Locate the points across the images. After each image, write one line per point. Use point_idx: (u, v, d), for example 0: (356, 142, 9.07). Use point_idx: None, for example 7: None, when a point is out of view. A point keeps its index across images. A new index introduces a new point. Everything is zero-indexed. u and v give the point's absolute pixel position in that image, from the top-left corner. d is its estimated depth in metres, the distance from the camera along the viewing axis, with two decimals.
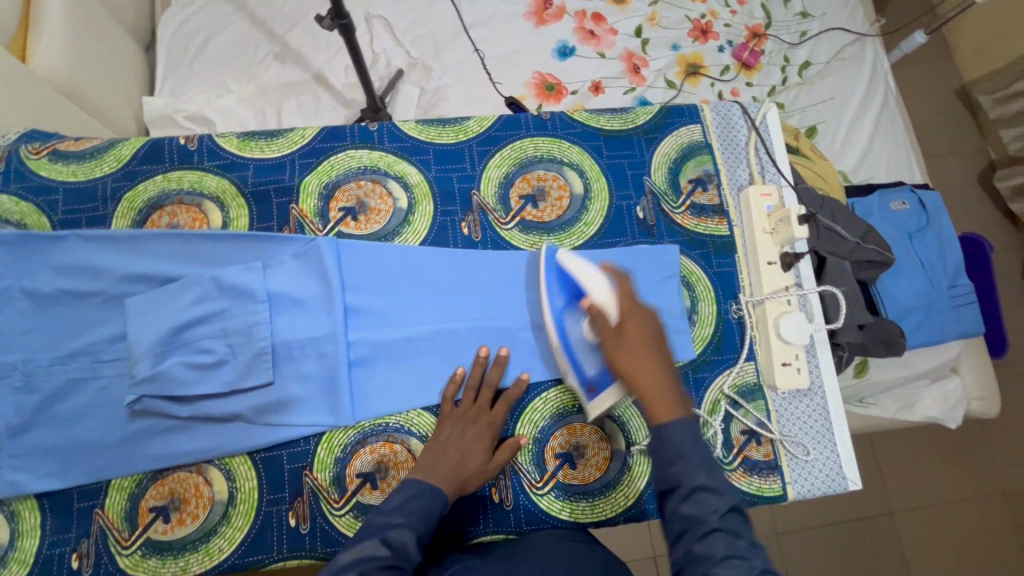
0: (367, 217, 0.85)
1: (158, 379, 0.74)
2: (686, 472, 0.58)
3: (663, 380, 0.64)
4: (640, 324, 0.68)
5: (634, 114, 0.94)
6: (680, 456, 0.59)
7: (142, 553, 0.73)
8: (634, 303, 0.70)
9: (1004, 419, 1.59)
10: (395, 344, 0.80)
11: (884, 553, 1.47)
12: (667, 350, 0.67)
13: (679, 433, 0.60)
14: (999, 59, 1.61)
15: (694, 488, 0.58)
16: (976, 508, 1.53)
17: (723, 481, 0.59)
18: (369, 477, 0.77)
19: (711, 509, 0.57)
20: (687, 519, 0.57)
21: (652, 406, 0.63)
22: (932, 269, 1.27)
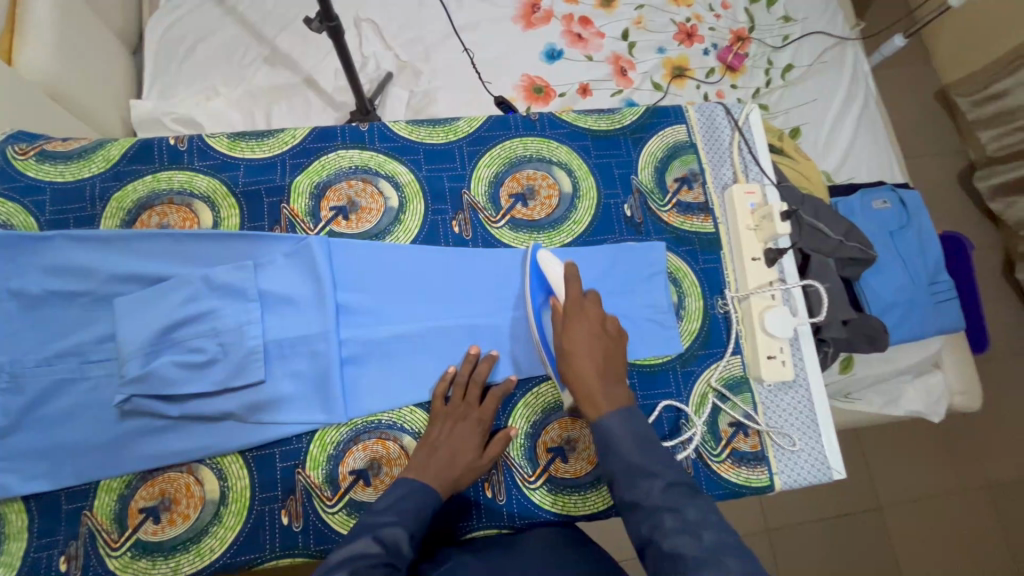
0: (358, 216, 0.85)
1: (148, 378, 0.73)
2: (619, 462, 0.65)
3: (603, 384, 0.68)
4: (580, 323, 0.70)
5: (621, 114, 0.95)
6: (611, 447, 0.65)
7: (132, 554, 0.72)
8: (578, 300, 0.72)
9: (987, 413, 1.62)
10: (387, 342, 0.81)
11: (872, 548, 1.49)
12: (609, 344, 0.70)
13: (611, 427, 0.66)
14: (976, 62, 1.65)
15: (627, 477, 0.64)
16: (961, 501, 1.55)
17: (655, 462, 0.64)
18: (362, 474, 0.77)
19: (645, 493, 0.62)
20: (626, 503, 0.63)
21: (590, 404, 0.68)
22: (914, 266, 1.30)
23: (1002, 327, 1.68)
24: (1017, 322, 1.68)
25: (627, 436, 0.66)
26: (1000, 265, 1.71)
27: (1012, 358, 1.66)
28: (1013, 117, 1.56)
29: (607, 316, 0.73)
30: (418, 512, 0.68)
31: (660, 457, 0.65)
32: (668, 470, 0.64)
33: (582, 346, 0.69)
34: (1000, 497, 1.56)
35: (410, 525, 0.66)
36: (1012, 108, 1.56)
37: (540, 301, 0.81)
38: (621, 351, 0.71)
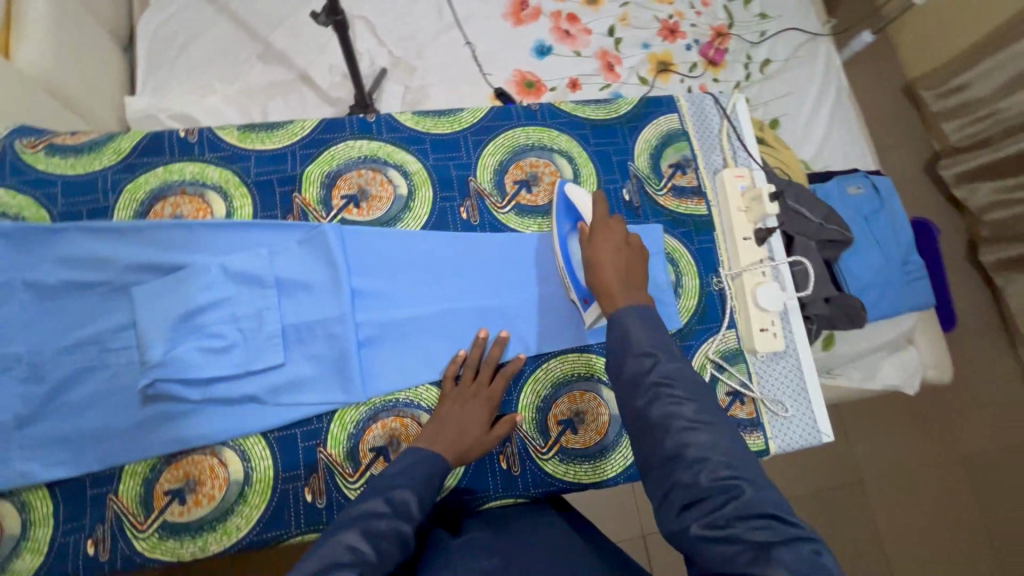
0: (369, 204, 0.88)
1: (170, 363, 0.75)
2: (626, 344, 0.67)
3: (624, 284, 0.73)
4: (605, 235, 0.78)
5: (617, 104, 1.00)
6: (625, 329, 0.68)
7: (159, 536, 0.74)
8: (604, 220, 0.80)
9: (957, 389, 1.72)
10: (401, 324, 0.84)
11: (855, 520, 1.57)
12: (630, 256, 0.77)
13: (627, 314, 0.69)
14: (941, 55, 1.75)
15: (632, 356, 0.66)
16: (933, 473, 1.66)
17: (660, 348, 0.66)
18: (382, 451, 0.80)
19: (647, 369, 0.64)
20: (629, 380, 0.65)
21: (612, 300, 0.73)
22: (888, 247, 1.38)
23: (969, 306, 1.77)
24: (981, 301, 1.79)
25: (642, 320, 0.69)
26: (965, 247, 1.81)
27: (978, 334, 1.76)
28: (974, 109, 1.68)
29: (631, 236, 0.80)
30: (431, 480, 0.70)
31: (669, 345, 0.67)
32: (673, 354, 0.66)
33: (607, 253, 0.76)
34: (969, 464, 1.67)
35: (419, 490, 0.69)
36: (976, 98, 1.66)
37: (567, 231, 0.86)
38: (642, 266, 0.77)
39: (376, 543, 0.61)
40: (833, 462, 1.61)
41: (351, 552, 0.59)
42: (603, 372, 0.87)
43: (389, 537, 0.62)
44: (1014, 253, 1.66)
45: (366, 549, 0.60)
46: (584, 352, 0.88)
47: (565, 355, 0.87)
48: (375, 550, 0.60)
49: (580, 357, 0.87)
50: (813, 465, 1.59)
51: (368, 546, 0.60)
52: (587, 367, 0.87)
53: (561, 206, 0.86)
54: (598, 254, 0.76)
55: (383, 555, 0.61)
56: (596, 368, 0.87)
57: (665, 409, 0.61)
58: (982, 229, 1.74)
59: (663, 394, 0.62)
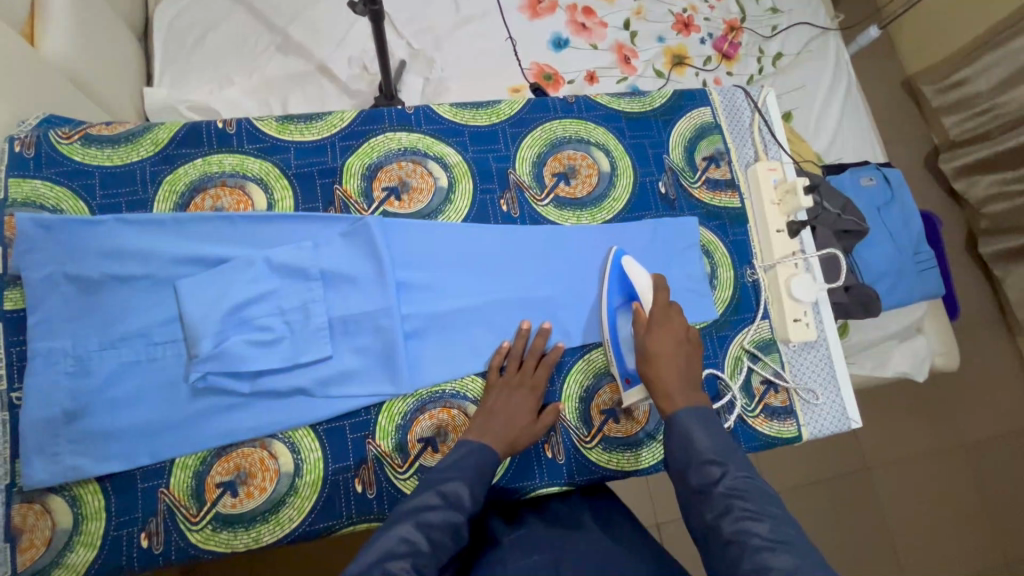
0: (410, 196, 0.88)
1: (221, 356, 0.75)
2: (689, 453, 0.68)
3: (683, 386, 0.74)
4: (665, 328, 0.78)
5: (651, 97, 1.00)
6: (687, 438, 0.69)
7: (212, 528, 0.74)
8: (665, 308, 0.80)
9: (955, 377, 1.77)
10: (446, 315, 0.84)
11: (860, 507, 1.61)
12: (690, 353, 0.77)
13: (687, 420, 0.70)
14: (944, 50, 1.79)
15: (697, 465, 0.67)
16: (936, 461, 1.69)
17: (726, 454, 0.67)
18: (430, 441, 0.81)
19: (715, 479, 0.65)
20: (695, 489, 0.66)
21: (669, 399, 0.73)
22: (900, 239, 1.41)
23: (968, 296, 1.83)
24: (980, 291, 1.84)
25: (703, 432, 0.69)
26: (964, 239, 1.86)
27: (978, 323, 1.82)
28: (976, 103, 1.70)
29: (690, 328, 0.80)
30: (484, 467, 0.71)
31: (732, 453, 0.67)
32: (740, 463, 0.65)
33: (668, 350, 0.76)
34: (973, 449, 1.72)
35: (472, 480, 0.69)
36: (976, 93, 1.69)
37: (618, 303, 0.87)
38: (699, 362, 0.78)
39: (429, 533, 0.62)
40: (844, 449, 1.65)
41: (407, 543, 0.60)
42: None
43: (443, 528, 0.63)
44: (1013, 245, 1.71)
45: (421, 541, 0.61)
46: None
47: (607, 345, 0.88)
48: (429, 540, 0.61)
49: None
50: (823, 453, 1.63)
51: (422, 536, 0.62)
52: None
53: (615, 278, 0.87)
54: (659, 350, 0.76)
55: (437, 544, 0.62)
56: None
57: (737, 523, 0.60)
58: (981, 221, 1.79)
59: (736, 509, 0.61)
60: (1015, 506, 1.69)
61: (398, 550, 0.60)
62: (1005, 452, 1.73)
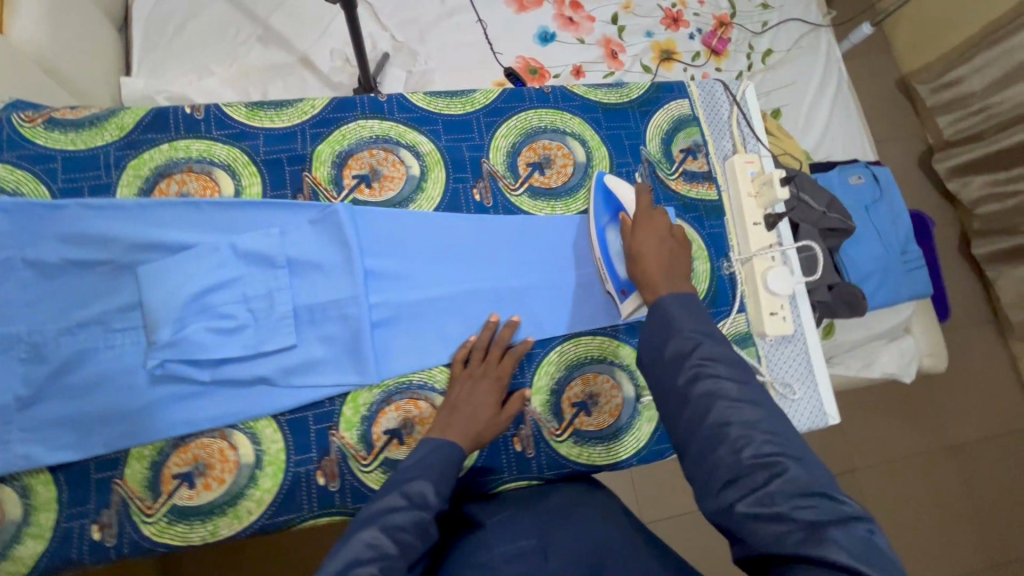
0: (381, 184, 0.86)
1: (180, 343, 0.74)
2: (668, 327, 0.69)
3: (668, 276, 0.75)
4: (649, 227, 0.80)
5: (629, 88, 0.99)
6: (666, 314, 0.69)
7: (168, 520, 0.72)
8: (648, 212, 0.82)
9: (945, 378, 1.75)
10: (415, 305, 0.83)
11: (849, 508, 1.59)
12: (674, 247, 0.78)
13: (667, 302, 0.71)
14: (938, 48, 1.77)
15: (675, 338, 0.67)
16: (924, 462, 1.68)
17: (702, 329, 0.68)
18: (396, 433, 0.79)
19: (689, 350, 0.66)
20: (671, 359, 0.66)
21: (652, 291, 0.74)
22: (886, 236, 1.40)
23: (958, 296, 1.82)
24: (973, 293, 1.83)
25: (687, 309, 0.70)
26: (957, 240, 1.85)
27: (970, 325, 1.80)
28: (969, 102, 1.69)
29: (675, 227, 0.82)
30: (447, 469, 0.68)
31: (711, 329, 0.68)
32: (716, 336, 0.67)
33: (652, 246, 0.78)
34: (963, 451, 1.70)
35: (437, 482, 0.67)
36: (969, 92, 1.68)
37: (606, 222, 0.87)
38: (683, 256, 0.79)
39: (395, 535, 0.60)
40: (832, 450, 1.63)
41: (373, 549, 0.59)
42: (617, 355, 0.87)
43: (410, 529, 0.61)
44: (1005, 245, 1.69)
45: (388, 545, 0.59)
46: (597, 334, 0.87)
47: (579, 337, 0.86)
48: (396, 544, 0.60)
49: (594, 340, 0.87)
50: (811, 452, 1.62)
51: (388, 539, 0.60)
52: (600, 350, 0.87)
53: (601, 197, 0.88)
54: (643, 246, 0.78)
55: (403, 546, 0.60)
56: (609, 350, 0.87)
57: (708, 388, 0.62)
58: (974, 222, 1.76)
59: (705, 375, 0.63)
60: (1004, 510, 1.67)
61: (363, 556, 0.58)
62: (997, 455, 1.71)
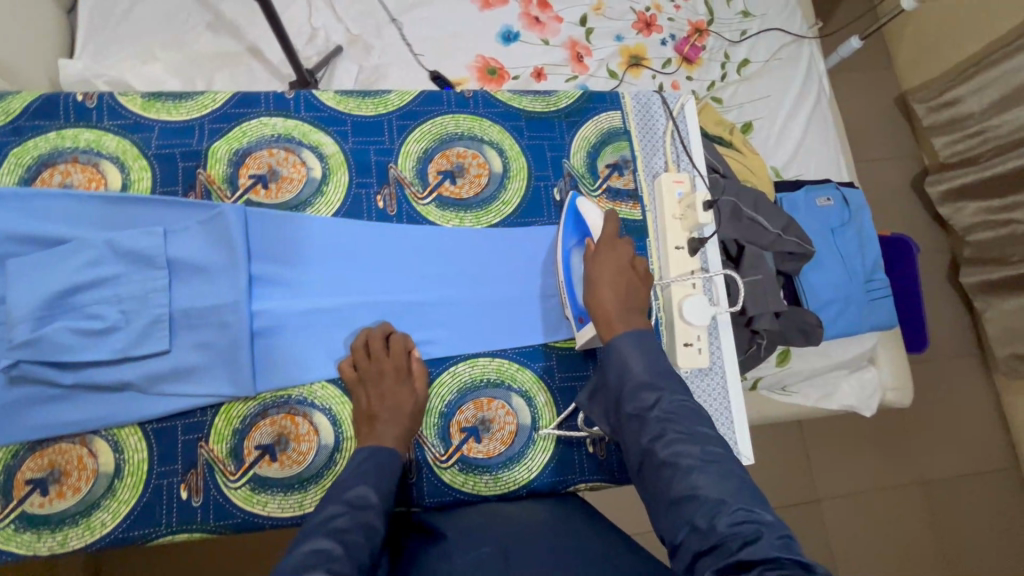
0: (278, 185, 0.82)
1: (38, 344, 0.70)
2: (626, 378, 0.69)
3: (623, 312, 0.74)
4: (610, 256, 0.78)
5: (557, 97, 0.94)
6: (623, 365, 0.70)
7: (15, 527, 0.70)
8: (613, 237, 0.80)
9: (925, 407, 1.60)
10: (299, 315, 0.79)
11: (808, 541, 1.45)
12: (633, 278, 0.77)
13: (623, 346, 0.71)
14: (936, 68, 1.64)
15: (633, 390, 0.68)
16: (896, 496, 1.53)
17: (658, 377, 0.69)
18: (268, 449, 0.75)
19: (650, 404, 0.66)
20: (631, 415, 0.67)
21: (607, 326, 0.74)
22: (852, 262, 1.23)
23: (941, 325, 1.66)
24: (960, 323, 1.68)
25: (646, 353, 0.71)
26: (946, 268, 1.70)
27: (952, 354, 1.65)
28: (966, 124, 1.54)
29: (638, 259, 0.79)
30: (386, 471, 0.69)
31: (666, 376, 0.69)
32: (672, 386, 0.68)
33: (608, 277, 0.76)
34: (939, 487, 1.56)
35: (375, 481, 0.67)
36: (969, 113, 1.53)
37: (572, 244, 0.85)
38: (643, 287, 0.78)
39: (341, 537, 0.59)
40: (795, 478, 1.49)
41: (318, 554, 0.57)
42: (516, 379, 0.82)
43: (356, 529, 0.61)
44: (996, 277, 1.53)
45: (334, 548, 0.58)
46: (497, 356, 0.83)
47: (476, 358, 0.82)
48: (343, 544, 0.59)
49: (492, 361, 0.82)
50: (772, 477, 1.48)
51: (335, 541, 0.59)
52: (498, 373, 0.82)
53: (569, 219, 0.85)
54: (601, 276, 0.76)
55: (351, 546, 0.59)
56: (508, 373, 0.83)
57: (670, 447, 0.62)
58: (964, 248, 1.61)
59: (670, 433, 0.63)
60: (979, 553, 1.52)
61: (309, 562, 0.56)
62: (973, 492, 1.57)
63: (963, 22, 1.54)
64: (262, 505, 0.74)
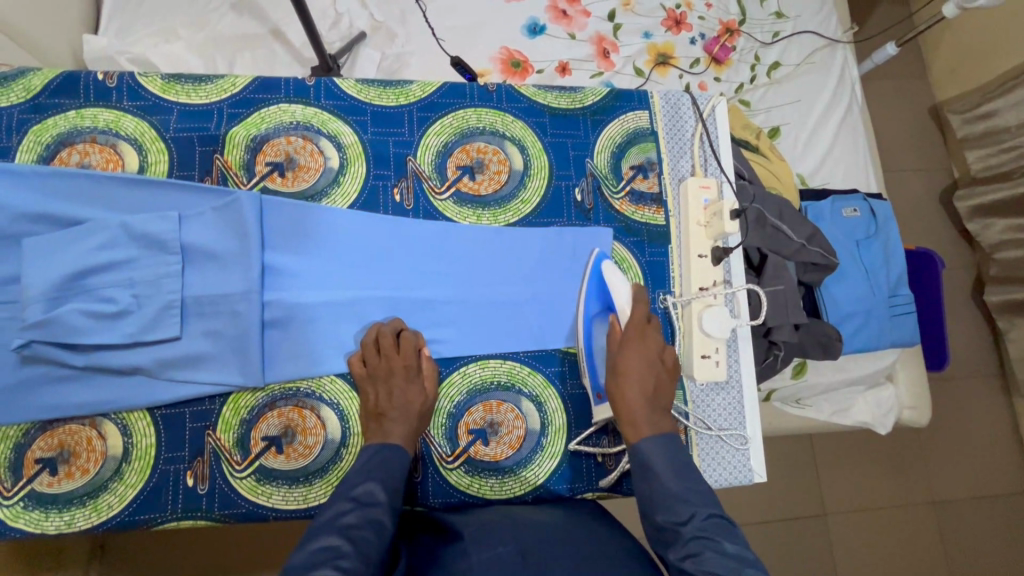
0: (295, 174, 0.81)
1: (50, 324, 0.70)
2: (659, 489, 0.67)
3: (650, 413, 0.72)
4: (640, 349, 0.75)
5: (583, 93, 0.92)
6: (649, 472, 0.69)
7: (24, 505, 0.70)
8: (642, 326, 0.77)
9: (941, 426, 1.56)
10: (309, 306, 0.77)
11: (813, 555, 1.42)
12: (661, 374, 0.75)
13: (651, 455, 0.69)
14: (974, 79, 1.58)
15: (667, 502, 0.66)
16: (905, 515, 1.50)
17: (689, 490, 0.66)
18: (275, 441, 0.75)
19: (684, 519, 0.64)
20: (662, 528, 0.65)
21: (630, 426, 0.72)
22: (877, 277, 1.18)
23: (960, 346, 1.61)
24: (981, 345, 1.62)
25: (674, 465, 0.69)
26: (971, 285, 1.64)
27: (972, 375, 1.60)
28: (1001, 138, 1.48)
29: (666, 348, 0.78)
30: (395, 470, 0.68)
31: (697, 486, 0.67)
32: (706, 500, 0.66)
33: (636, 371, 0.74)
34: (950, 507, 1.52)
35: (384, 478, 0.66)
36: (1004, 127, 1.47)
37: (594, 312, 0.83)
38: (668, 384, 0.76)
39: (350, 535, 0.59)
40: (803, 490, 1.46)
41: (327, 551, 0.57)
42: (527, 384, 0.81)
43: (366, 526, 0.61)
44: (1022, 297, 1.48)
45: (343, 545, 0.58)
46: (508, 359, 0.81)
47: (487, 360, 0.81)
48: (351, 543, 0.58)
49: (503, 364, 0.81)
50: (780, 487, 1.45)
51: (344, 539, 0.59)
52: (509, 376, 0.81)
53: (594, 286, 0.82)
54: (631, 368, 0.74)
55: (358, 543, 0.59)
56: (519, 377, 0.81)
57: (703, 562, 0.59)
58: (991, 267, 1.56)
59: (706, 552, 0.60)
60: None
61: (320, 557, 0.56)
62: (985, 516, 1.53)
63: (1006, 33, 1.47)
64: (266, 496, 0.74)
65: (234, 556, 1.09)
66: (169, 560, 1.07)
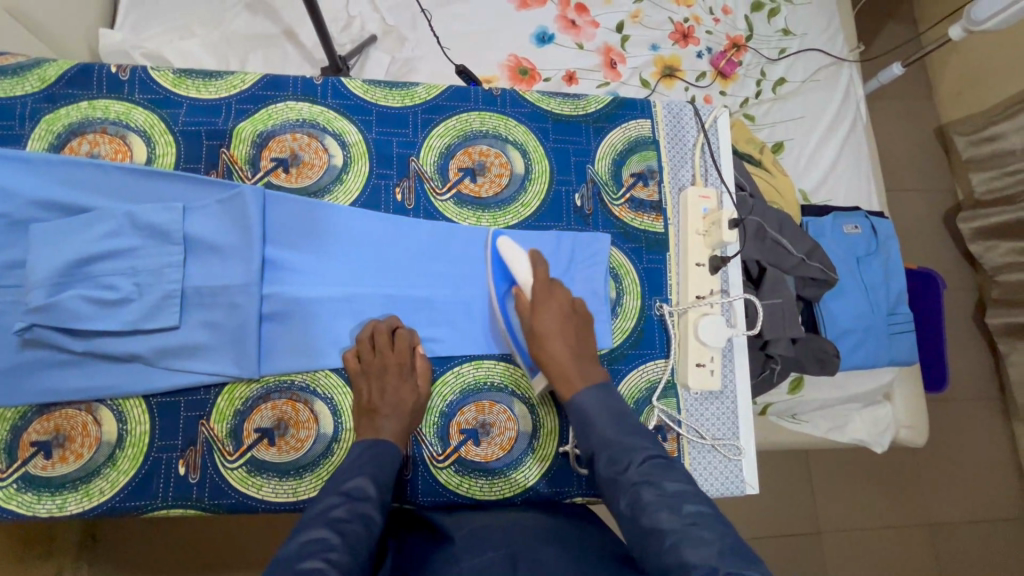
0: (299, 170, 0.82)
1: (53, 309, 0.71)
2: (597, 436, 0.69)
3: (576, 367, 0.74)
4: (550, 307, 0.76)
5: (586, 100, 0.93)
6: (588, 423, 0.71)
7: (17, 487, 0.71)
8: (546, 285, 0.78)
9: (940, 448, 1.55)
10: (307, 302, 0.78)
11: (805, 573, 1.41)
12: (578, 324, 0.77)
13: (589, 404, 0.72)
14: (980, 101, 1.59)
15: (608, 451, 0.67)
16: (899, 536, 1.48)
17: (627, 438, 0.68)
18: (268, 433, 0.75)
19: (624, 466, 0.66)
20: (607, 479, 0.66)
21: (564, 387, 0.74)
22: (877, 294, 1.18)
23: (962, 367, 1.61)
24: (982, 367, 1.61)
25: (612, 413, 0.71)
26: (972, 307, 1.64)
27: (971, 398, 1.59)
28: (1006, 160, 1.48)
29: (575, 299, 0.79)
30: (386, 466, 0.68)
31: (635, 432, 0.70)
32: (644, 445, 0.67)
33: (551, 330, 0.75)
34: (946, 529, 1.51)
35: (374, 473, 0.66)
36: (1008, 150, 1.47)
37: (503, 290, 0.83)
38: (588, 328, 0.78)
39: (339, 528, 0.59)
40: (797, 507, 1.45)
41: (316, 543, 0.57)
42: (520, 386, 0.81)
43: (356, 519, 0.61)
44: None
45: (333, 537, 0.58)
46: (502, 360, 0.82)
47: (481, 361, 0.81)
48: (340, 535, 0.58)
49: (497, 365, 0.82)
50: (774, 502, 1.44)
51: (333, 531, 0.59)
52: (502, 377, 0.81)
53: (496, 263, 0.82)
54: (544, 331, 0.75)
55: (347, 536, 0.59)
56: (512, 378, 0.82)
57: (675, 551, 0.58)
58: (992, 289, 1.56)
59: (668, 539, 0.57)
60: None
61: (308, 549, 0.56)
62: (980, 539, 1.51)
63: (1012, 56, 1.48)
64: (257, 488, 0.74)
65: (215, 551, 1.08)
66: (153, 552, 1.07)
